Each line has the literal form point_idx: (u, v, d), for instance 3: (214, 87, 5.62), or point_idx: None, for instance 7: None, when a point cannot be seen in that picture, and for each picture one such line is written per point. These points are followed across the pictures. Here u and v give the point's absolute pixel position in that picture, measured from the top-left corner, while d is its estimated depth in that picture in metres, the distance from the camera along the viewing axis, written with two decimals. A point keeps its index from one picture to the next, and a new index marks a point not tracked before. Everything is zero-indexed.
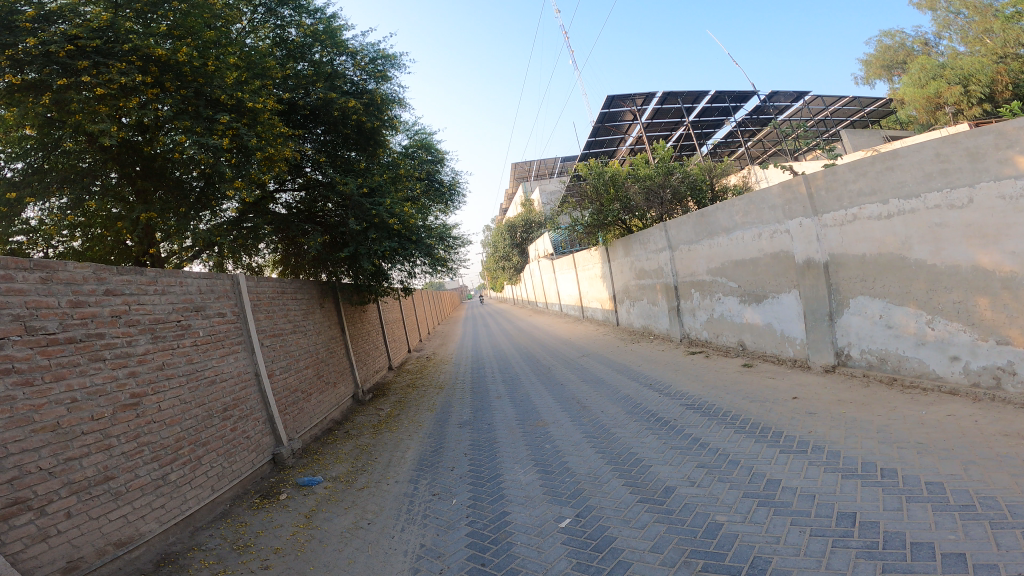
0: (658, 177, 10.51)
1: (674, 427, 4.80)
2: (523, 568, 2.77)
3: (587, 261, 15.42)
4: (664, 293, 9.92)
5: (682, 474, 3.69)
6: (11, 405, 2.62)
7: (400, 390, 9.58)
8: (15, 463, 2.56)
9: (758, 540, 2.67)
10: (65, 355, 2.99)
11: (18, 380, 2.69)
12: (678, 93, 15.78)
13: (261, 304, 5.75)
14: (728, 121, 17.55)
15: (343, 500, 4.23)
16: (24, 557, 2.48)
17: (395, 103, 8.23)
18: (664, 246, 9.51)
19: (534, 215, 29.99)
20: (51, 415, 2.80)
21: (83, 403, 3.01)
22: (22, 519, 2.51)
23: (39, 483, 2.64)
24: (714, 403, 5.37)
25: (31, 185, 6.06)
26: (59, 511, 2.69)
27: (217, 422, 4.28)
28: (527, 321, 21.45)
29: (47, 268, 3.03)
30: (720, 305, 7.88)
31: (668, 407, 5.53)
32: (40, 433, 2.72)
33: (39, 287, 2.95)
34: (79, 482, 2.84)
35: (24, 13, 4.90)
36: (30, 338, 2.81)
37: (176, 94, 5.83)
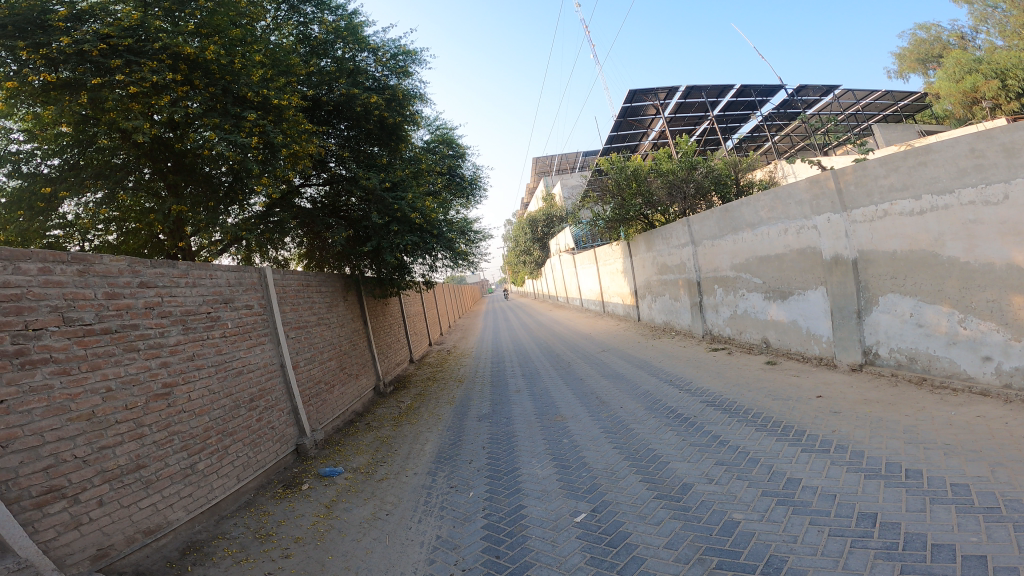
0: (681, 171, 10.39)
1: (693, 424, 4.76)
2: (538, 561, 2.79)
3: (609, 256, 15.33)
4: (686, 289, 9.82)
5: (701, 471, 3.67)
6: (49, 393, 2.72)
7: (420, 383, 9.70)
8: (52, 451, 2.66)
9: (774, 538, 2.65)
10: (101, 345, 3.10)
11: (56, 369, 2.80)
12: (702, 88, 15.56)
13: (287, 297, 5.87)
14: (754, 116, 17.24)
15: (363, 491, 4.32)
16: (56, 545, 2.57)
17: (416, 98, 8.26)
18: (686, 241, 9.42)
19: (555, 210, 29.91)
20: (86, 405, 2.90)
21: (117, 393, 3.12)
22: (56, 506, 2.61)
23: (74, 471, 2.73)
24: (737, 400, 5.30)
25: (67, 180, 6.39)
26: (92, 499, 2.79)
27: (244, 412, 4.40)
28: (547, 316, 21.43)
29: (84, 261, 3.15)
30: (744, 301, 7.78)
31: (688, 404, 5.50)
32: (76, 422, 2.82)
33: (76, 279, 3.06)
34: (112, 470, 2.95)
35: (56, 12, 5.08)
36: (67, 329, 2.92)
37: (204, 92, 5.97)
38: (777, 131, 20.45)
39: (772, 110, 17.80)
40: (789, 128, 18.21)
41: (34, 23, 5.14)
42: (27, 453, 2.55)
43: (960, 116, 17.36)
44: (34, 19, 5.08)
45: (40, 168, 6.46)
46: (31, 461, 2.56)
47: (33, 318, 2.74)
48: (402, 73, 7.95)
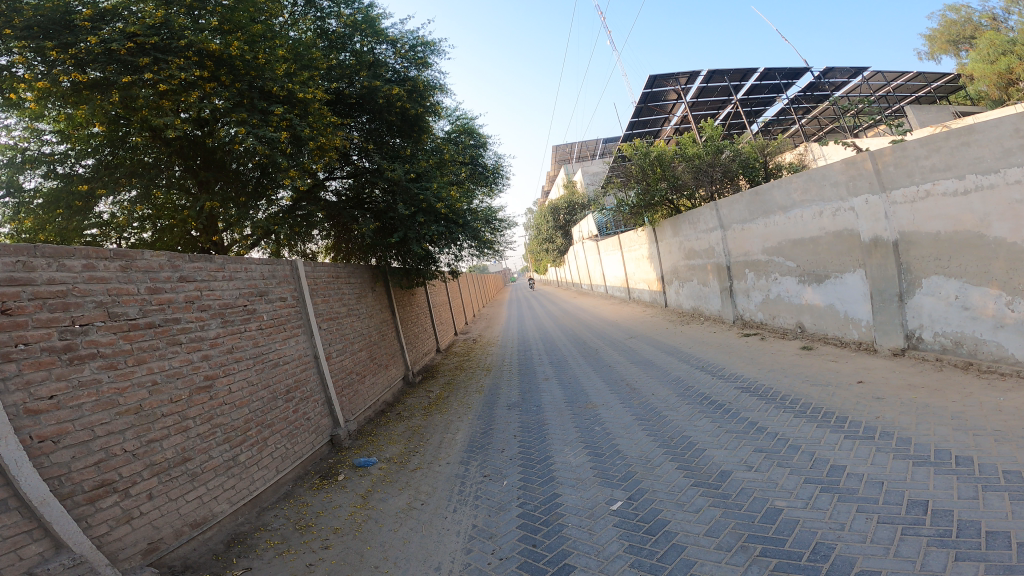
0: (707, 156, 10.16)
1: (729, 410, 4.69)
2: (576, 549, 2.79)
3: (634, 242, 15.16)
4: (715, 274, 9.67)
5: (739, 458, 3.60)
6: (98, 388, 2.78)
7: (449, 372, 9.78)
8: (102, 446, 2.72)
9: (820, 526, 2.59)
10: (145, 339, 3.18)
11: (104, 364, 2.86)
12: (725, 71, 15.17)
13: (318, 289, 5.95)
14: (780, 99, 16.71)
15: (397, 481, 4.36)
16: (109, 539, 2.64)
17: (436, 89, 8.21)
18: (715, 226, 9.24)
19: (578, 197, 29.68)
20: (134, 398, 2.98)
21: (162, 386, 3.21)
22: (108, 501, 2.68)
23: (124, 464, 2.81)
24: (772, 386, 5.21)
25: (103, 179, 6.61)
26: (142, 493, 2.87)
27: (281, 404, 4.49)
28: (572, 304, 21.33)
29: (126, 257, 3.21)
30: (777, 285, 7.61)
31: (721, 390, 5.42)
32: (125, 416, 2.89)
33: (119, 275, 3.13)
34: (160, 463, 3.03)
35: (79, 13, 5.15)
36: (113, 324, 2.99)
37: (232, 88, 6.01)
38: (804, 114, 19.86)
39: (798, 92, 17.29)
40: (817, 110, 17.66)
41: (59, 24, 5.21)
42: (79, 447, 2.62)
43: (996, 98, 16.61)
44: (59, 20, 5.16)
45: (75, 168, 6.68)
46: (83, 456, 2.62)
47: (80, 314, 2.80)
48: (422, 64, 7.86)
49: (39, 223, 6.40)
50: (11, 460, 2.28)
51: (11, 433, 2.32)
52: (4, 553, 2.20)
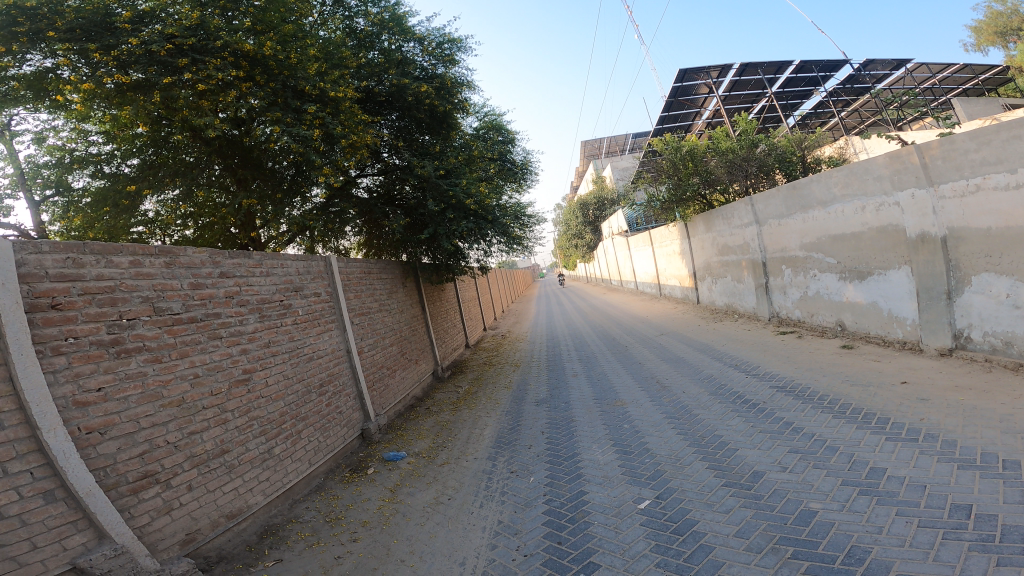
0: (741, 150, 9.92)
1: (764, 410, 4.59)
2: (601, 548, 2.78)
3: (665, 238, 14.95)
4: (750, 270, 9.45)
5: (773, 459, 3.52)
6: (143, 380, 2.90)
7: (477, 368, 9.82)
8: (146, 437, 2.84)
9: (856, 529, 2.52)
10: (188, 333, 3.31)
11: (149, 357, 2.98)
12: (759, 64, 14.78)
13: (350, 284, 6.05)
14: (817, 92, 16.18)
15: (425, 475, 4.41)
16: (150, 530, 2.74)
17: (464, 86, 8.22)
18: (750, 221, 9.04)
19: (607, 192, 29.41)
20: (177, 391, 3.10)
21: (204, 379, 3.33)
22: (151, 492, 2.79)
23: (166, 456, 2.92)
24: (811, 386, 5.07)
25: (148, 178, 6.95)
26: (182, 484, 2.98)
27: (315, 397, 4.60)
28: (602, 299, 21.17)
29: (170, 254, 3.33)
30: (816, 282, 7.40)
31: (756, 389, 5.30)
32: (168, 408, 3.01)
33: (164, 271, 3.25)
34: (200, 455, 3.14)
35: (118, 15, 5.34)
36: (158, 318, 3.11)
37: (266, 88, 6.12)
38: (843, 107, 19.19)
39: (837, 85, 16.71)
40: (857, 103, 17.04)
41: (100, 26, 5.39)
42: (125, 439, 2.72)
43: None
44: (100, 22, 5.37)
45: (121, 168, 7.02)
46: (128, 447, 2.73)
47: (127, 308, 2.92)
48: (449, 61, 7.88)
49: (88, 222, 7.00)
50: (60, 452, 2.39)
51: (60, 425, 2.43)
52: (49, 542, 2.30)
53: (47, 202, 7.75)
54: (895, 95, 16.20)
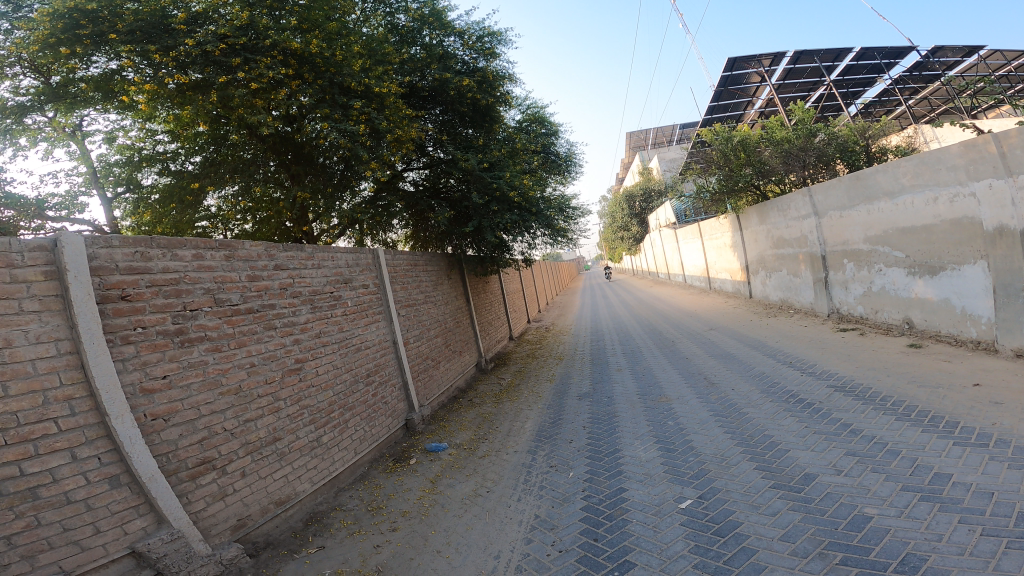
0: (798, 140, 9.51)
1: (819, 410, 4.41)
2: (637, 547, 2.75)
3: (716, 230, 14.52)
4: (808, 264, 9.08)
5: (827, 461, 3.39)
6: (204, 368, 3.07)
7: (520, 360, 9.86)
8: (206, 424, 3.00)
9: (914, 536, 2.40)
10: (245, 324, 3.48)
11: (210, 346, 3.15)
12: (815, 51, 14.11)
13: (397, 276, 6.17)
14: (881, 79, 15.30)
15: (466, 467, 4.47)
16: (205, 515, 2.88)
17: (506, 78, 8.19)
18: (808, 212, 8.67)
19: (654, 183, 28.81)
20: (234, 379, 3.26)
21: (259, 367, 3.50)
22: (207, 478, 2.94)
23: (223, 443, 3.07)
24: (872, 386, 4.84)
25: (210, 176, 7.33)
26: (237, 470, 3.12)
27: (362, 387, 4.74)
28: (648, 293, 20.80)
29: (230, 247, 3.50)
30: (881, 277, 7.03)
31: (812, 388, 5.09)
32: (226, 396, 3.17)
33: (223, 264, 3.42)
34: (253, 442, 3.30)
35: (174, 17, 5.61)
36: (218, 309, 3.28)
37: (315, 85, 6.28)
38: (910, 95, 18.09)
39: (903, 72, 15.76)
40: (926, 92, 16.03)
41: (159, 28, 5.69)
42: (186, 426, 2.89)
43: None
44: (159, 25, 5.67)
45: (185, 165, 7.40)
46: (189, 433, 2.89)
47: (190, 300, 3.09)
48: (490, 54, 7.86)
49: (156, 218, 7.43)
50: (126, 438, 2.53)
51: (127, 412, 2.57)
52: (112, 526, 2.43)
53: (118, 199, 8.24)
54: (968, 82, 15.16)
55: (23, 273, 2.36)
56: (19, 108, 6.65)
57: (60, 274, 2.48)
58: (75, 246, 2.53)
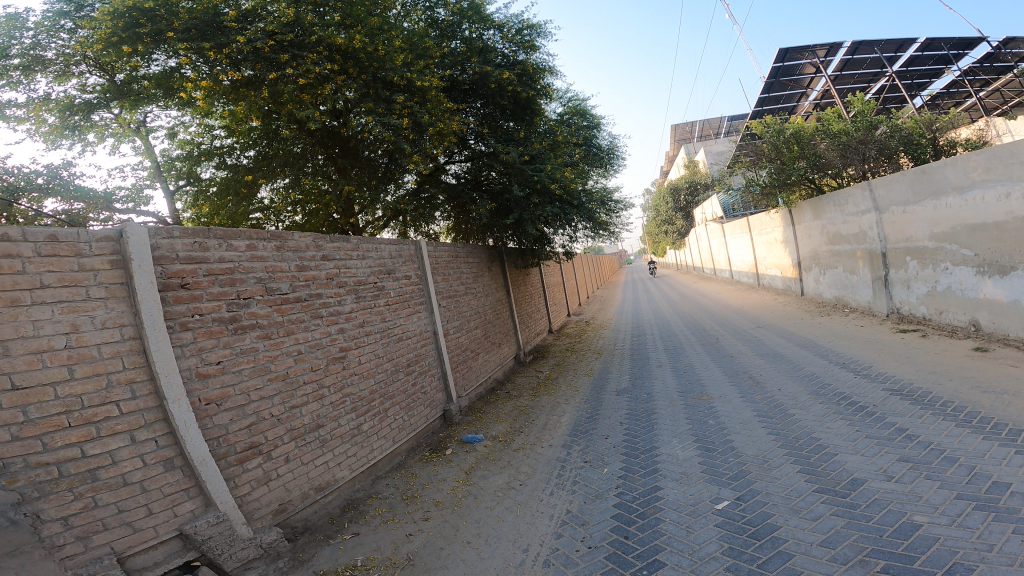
0: (857, 132, 9.09)
1: (872, 414, 4.23)
2: (669, 546, 2.72)
3: (766, 225, 14.06)
4: (866, 261, 8.69)
5: (878, 467, 3.25)
6: (255, 355, 3.22)
7: (559, 354, 9.85)
8: (254, 410, 3.14)
9: (963, 546, 2.30)
10: (294, 312, 3.62)
11: (260, 334, 3.30)
12: (875, 42, 13.42)
13: (439, 267, 6.26)
14: (948, 71, 14.42)
15: (500, 459, 4.51)
16: (249, 499, 3.01)
17: (547, 71, 8.14)
18: (868, 207, 8.30)
19: (700, 176, 28.10)
20: (282, 365, 3.41)
21: (306, 355, 3.64)
22: (253, 463, 3.07)
23: (270, 428, 3.21)
24: (931, 391, 4.60)
25: (262, 169, 7.56)
26: (281, 456, 3.26)
27: (402, 376, 4.84)
28: (693, 288, 20.36)
29: (280, 238, 3.64)
30: (946, 276, 6.67)
31: (866, 391, 4.89)
32: (274, 382, 3.32)
33: (274, 254, 3.56)
34: (298, 428, 3.43)
35: (226, 14, 5.80)
36: (269, 298, 3.43)
37: (359, 80, 6.41)
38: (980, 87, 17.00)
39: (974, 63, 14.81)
40: (999, 84, 15.02)
41: (212, 26, 5.91)
42: (236, 411, 3.03)
43: None
44: (212, 23, 5.89)
45: (239, 159, 7.68)
46: (239, 418, 3.04)
47: (243, 288, 3.25)
48: (530, 47, 7.83)
49: (214, 209, 7.92)
50: (182, 421, 2.68)
51: (184, 396, 2.72)
52: (163, 508, 2.57)
53: (179, 192, 8.63)
54: None
55: (91, 261, 2.50)
56: (86, 105, 7.03)
57: (125, 263, 2.63)
58: (139, 237, 2.68)
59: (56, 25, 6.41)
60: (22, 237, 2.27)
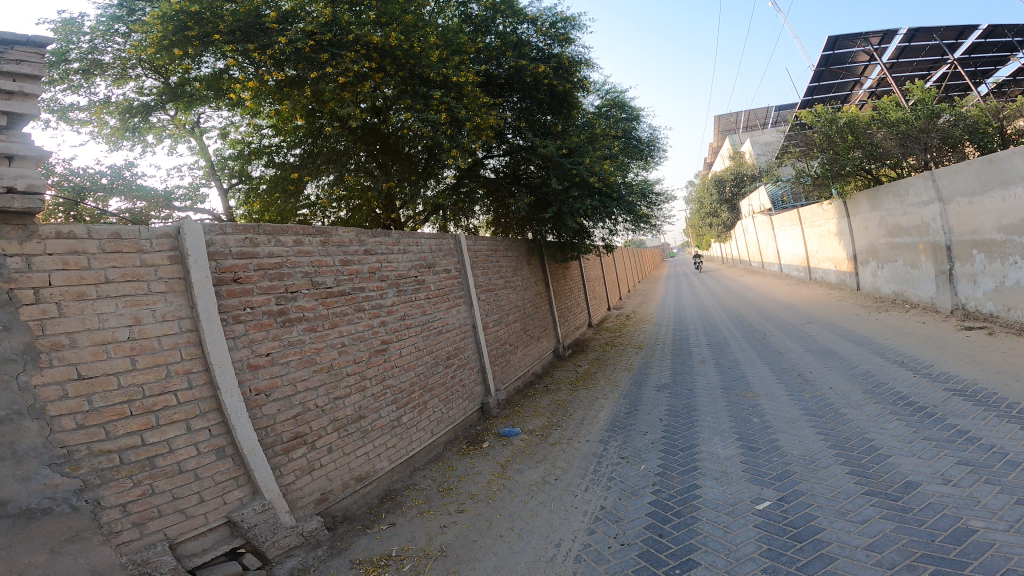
0: (917, 122, 8.61)
1: (931, 415, 4.03)
2: (704, 546, 2.67)
3: (818, 216, 13.54)
4: (929, 254, 8.25)
5: (934, 470, 3.10)
6: (301, 347, 3.34)
7: (599, 348, 9.78)
8: (300, 401, 3.26)
9: (1021, 553, 2.18)
10: (338, 306, 3.72)
11: (306, 327, 3.41)
12: (933, 29, 12.63)
13: (478, 261, 6.30)
14: (1015, 57, 13.45)
15: (536, 454, 4.52)
16: (293, 488, 3.12)
17: (583, 63, 8.05)
18: (930, 198, 7.88)
19: (747, 167, 27.26)
20: (327, 357, 3.52)
21: (349, 348, 3.74)
22: (298, 452, 3.18)
23: (314, 419, 3.32)
24: (997, 392, 4.34)
25: (308, 166, 7.78)
26: (324, 446, 3.37)
27: (441, 369, 4.91)
28: (740, 282, 19.79)
29: (325, 233, 3.74)
30: (1016, 270, 6.27)
31: (925, 391, 4.65)
32: (319, 373, 3.43)
33: (320, 249, 3.67)
34: (341, 419, 3.54)
35: (267, 16, 6.00)
36: (315, 292, 3.54)
37: (396, 77, 6.49)
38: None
39: None
40: None
41: (254, 27, 6.08)
42: (283, 402, 3.15)
43: None
44: (255, 25, 6.05)
45: (287, 157, 7.93)
46: (286, 408, 3.15)
47: (291, 282, 3.36)
48: (565, 39, 7.74)
49: (264, 206, 8.15)
50: (233, 411, 2.80)
51: (235, 387, 2.84)
52: (214, 496, 2.69)
53: (232, 189, 8.96)
54: None
55: (151, 257, 2.64)
56: (143, 107, 7.39)
57: (182, 258, 2.76)
58: (196, 233, 2.81)
59: (110, 29, 6.73)
60: (88, 234, 2.41)
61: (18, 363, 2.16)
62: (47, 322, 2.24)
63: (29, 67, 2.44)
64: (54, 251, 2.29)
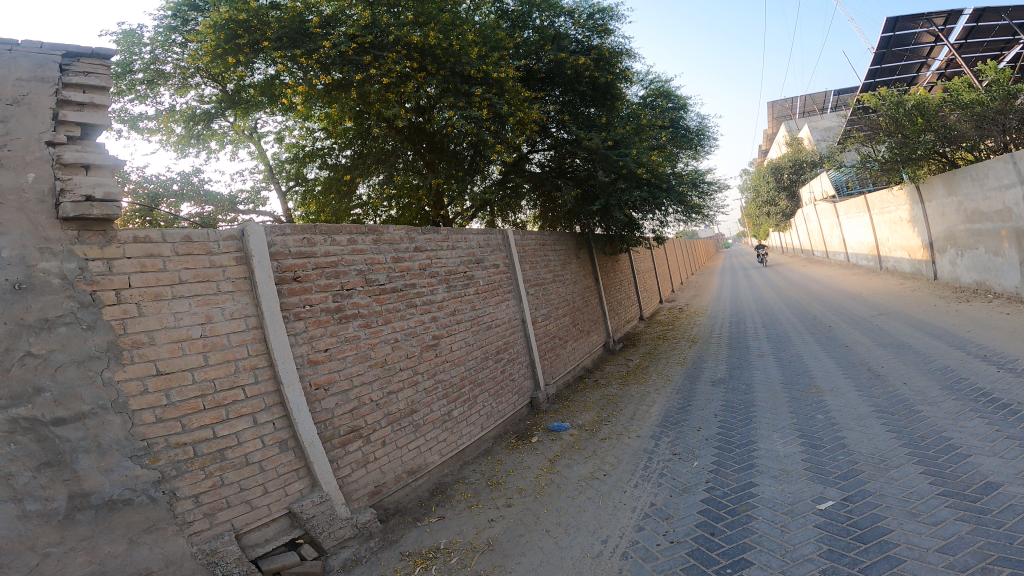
0: (993, 104, 7.95)
1: (1017, 412, 3.75)
2: (758, 545, 2.59)
3: (889, 202, 12.79)
4: (1013, 241, 7.67)
5: (1019, 471, 2.88)
6: (357, 343, 3.44)
7: (651, 342, 9.60)
8: (356, 395, 3.37)
9: None
10: (391, 302, 3.81)
11: (361, 323, 3.52)
12: (1001, 9, 11.68)
13: (526, 255, 6.32)
14: None
15: (585, 449, 4.50)
16: (349, 480, 3.23)
17: (625, 53, 7.90)
18: (1016, 180, 7.30)
19: (805, 154, 26.06)
20: (381, 352, 3.62)
21: (402, 343, 3.83)
22: (354, 446, 3.29)
23: (369, 413, 3.43)
24: None
25: (359, 167, 8.05)
26: (378, 439, 3.47)
27: (491, 363, 4.96)
28: (803, 273, 18.95)
29: (377, 232, 3.83)
30: None
31: (1010, 387, 4.33)
32: (374, 368, 3.53)
33: (372, 247, 3.76)
34: (394, 413, 3.63)
35: (310, 21, 6.14)
36: (369, 289, 3.64)
37: (437, 76, 6.56)
38: None
39: None
40: None
41: (300, 32, 6.26)
42: (340, 397, 3.26)
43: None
44: (298, 30, 6.22)
45: (338, 158, 8.21)
46: (342, 403, 3.27)
47: (346, 280, 3.47)
48: (604, 30, 7.61)
49: (320, 207, 8.42)
50: (294, 404, 2.93)
51: (297, 382, 2.97)
52: (276, 488, 2.82)
53: (290, 192, 9.32)
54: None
55: (219, 258, 2.78)
56: (205, 115, 7.77)
57: (247, 259, 2.90)
58: (258, 234, 2.94)
59: (168, 40, 7.10)
60: (163, 237, 2.56)
61: (102, 360, 2.33)
62: (127, 321, 2.40)
63: (96, 79, 2.61)
64: (133, 255, 2.44)
